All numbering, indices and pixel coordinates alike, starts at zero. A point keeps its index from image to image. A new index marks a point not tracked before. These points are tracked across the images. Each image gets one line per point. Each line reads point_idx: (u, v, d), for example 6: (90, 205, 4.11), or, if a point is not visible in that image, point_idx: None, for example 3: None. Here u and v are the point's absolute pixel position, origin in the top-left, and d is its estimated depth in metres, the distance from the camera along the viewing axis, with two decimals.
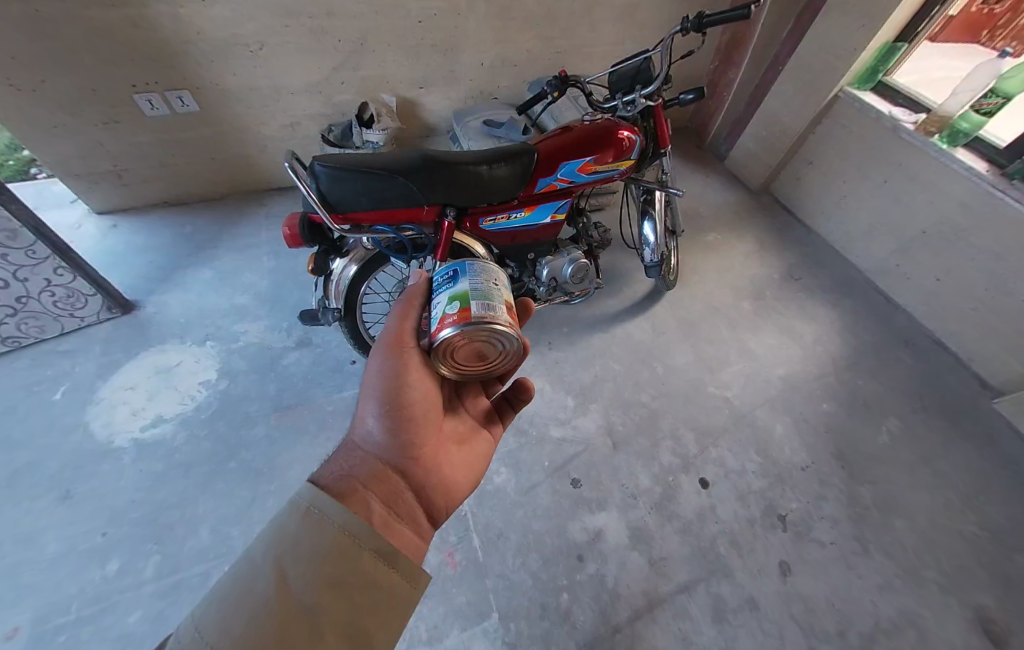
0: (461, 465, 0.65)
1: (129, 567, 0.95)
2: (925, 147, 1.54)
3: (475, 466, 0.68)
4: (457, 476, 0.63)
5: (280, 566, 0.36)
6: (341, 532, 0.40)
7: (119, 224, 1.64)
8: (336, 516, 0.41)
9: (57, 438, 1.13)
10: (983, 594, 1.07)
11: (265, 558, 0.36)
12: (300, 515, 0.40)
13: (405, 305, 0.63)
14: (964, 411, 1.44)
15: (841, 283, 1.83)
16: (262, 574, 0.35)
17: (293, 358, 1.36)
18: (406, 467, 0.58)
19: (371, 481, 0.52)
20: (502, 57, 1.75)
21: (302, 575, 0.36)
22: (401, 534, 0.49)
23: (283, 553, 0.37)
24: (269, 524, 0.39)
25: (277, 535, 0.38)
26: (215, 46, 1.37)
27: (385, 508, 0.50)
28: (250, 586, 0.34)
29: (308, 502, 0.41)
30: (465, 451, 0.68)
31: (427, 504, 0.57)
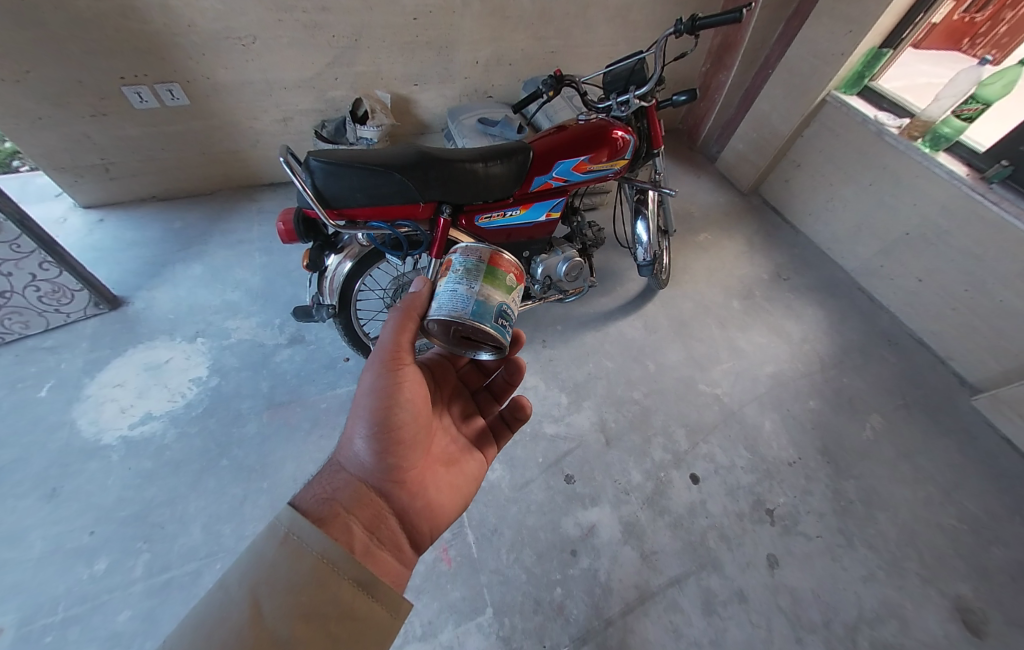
0: (447, 488, 0.67)
1: (118, 566, 0.94)
2: (908, 151, 1.58)
3: (462, 487, 0.70)
4: (443, 499, 0.66)
5: (255, 596, 0.40)
6: (319, 559, 0.44)
7: (105, 219, 1.61)
8: (317, 544, 0.45)
9: (42, 436, 1.10)
10: (961, 584, 1.11)
11: (241, 588, 0.40)
12: (279, 542, 0.44)
13: (401, 320, 0.59)
14: (944, 408, 1.49)
15: (828, 283, 1.87)
16: (239, 604, 0.39)
17: (286, 355, 1.34)
18: (390, 492, 0.59)
19: (354, 506, 0.55)
20: (497, 55, 1.76)
21: (277, 605, 0.40)
22: (380, 560, 0.52)
23: (259, 582, 0.41)
24: (248, 551, 0.43)
25: (257, 563, 0.42)
26: (207, 39, 1.35)
27: (365, 533, 0.53)
28: (226, 615, 0.38)
29: (286, 530, 0.45)
30: (452, 473, 0.70)
31: (409, 530, 0.59)
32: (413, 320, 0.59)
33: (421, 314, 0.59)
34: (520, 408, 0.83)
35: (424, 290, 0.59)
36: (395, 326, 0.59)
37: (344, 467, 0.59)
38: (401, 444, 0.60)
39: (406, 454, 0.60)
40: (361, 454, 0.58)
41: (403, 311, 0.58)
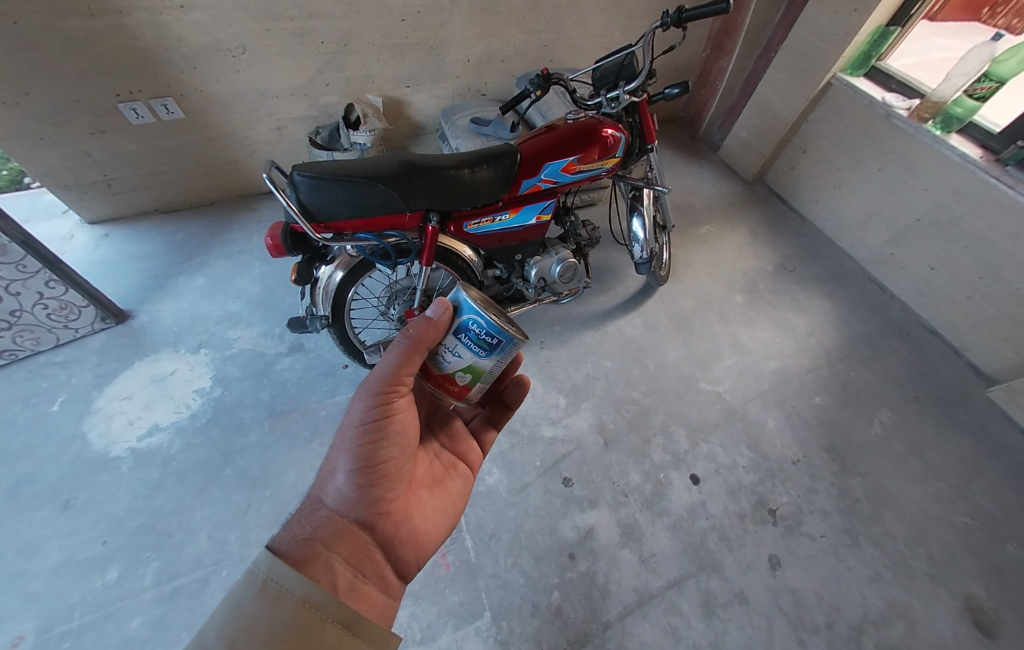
0: (431, 513, 0.68)
1: (129, 574, 0.98)
2: (918, 134, 1.51)
3: (446, 509, 0.71)
4: (426, 526, 0.66)
5: (232, 645, 0.38)
6: (299, 602, 0.44)
7: (111, 233, 1.65)
8: (297, 588, 0.45)
9: (55, 449, 1.15)
10: (973, 583, 1.08)
11: (217, 637, 0.38)
12: (257, 590, 0.43)
13: (404, 351, 0.61)
14: (958, 401, 1.44)
15: (835, 273, 1.82)
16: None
17: (286, 364, 1.37)
18: (374, 523, 0.59)
19: (335, 542, 0.54)
20: (489, 52, 1.73)
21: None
22: (363, 596, 0.52)
23: (238, 630, 0.39)
24: (226, 600, 0.41)
25: (234, 611, 0.41)
26: (197, 52, 1.36)
27: (348, 569, 0.52)
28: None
29: (262, 579, 0.44)
30: (435, 495, 0.71)
31: (392, 559, 0.59)
32: (417, 351, 0.61)
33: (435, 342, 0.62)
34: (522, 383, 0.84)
35: (447, 313, 0.61)
36: (398, 357, 0.61)
37: (323, 503, 0.58)
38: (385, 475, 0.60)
39: (388, 483, 0.61)
40: (342, 487, 0.58)
41: (412, 343, 0.61)
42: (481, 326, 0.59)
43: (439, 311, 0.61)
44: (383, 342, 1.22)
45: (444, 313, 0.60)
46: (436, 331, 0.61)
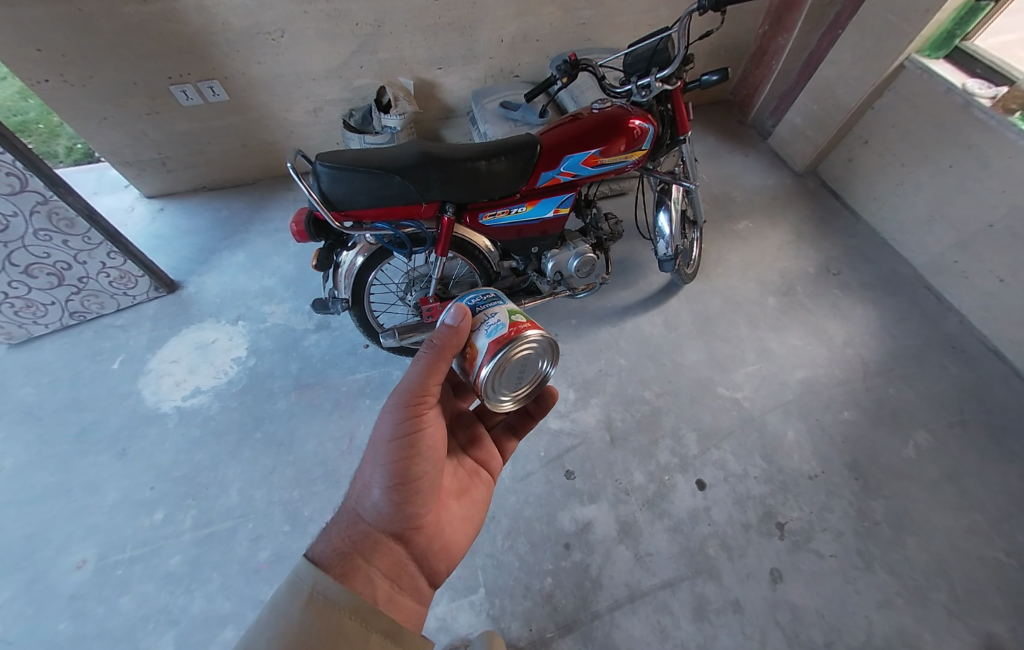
0: (460, 522, 0.69)
1: (172, 517, 1.11)
2: (1001, 127, 1.33)
3: (472, 519, 0.72)
4: (456, 535, 0.67)
5: None
6: (346, 615, 0.42)
7: (165, 207, 1.79)
8: (344, 602, 0.43)
9: (115, 402, 1.30)
10: (996, 622, 1.01)
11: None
12: (304, 606, 0.41)
13: (430, 360, 0.61)
14: (1011, 428, 1.31)
15: (886, 278, 1.67)
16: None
17: (313, 340, 1.45)
18: (409, 536, 0.59)
19: (374, 556, 0.54)
20: (523, 32, 1.68)
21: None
22: (402, 608, 0.52)
23: (289, 639, 0.37)
24: (272, 610, 0.39)
25: (281, 623, 0.38)
26: (239, 36, 1.41)
27: (386, 582, 0.52)
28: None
29: (309, 594, 0.42)
30: (464, 504, 0.73)
31: (426, 572, 0.60)
32: (442, 360, 0.61)
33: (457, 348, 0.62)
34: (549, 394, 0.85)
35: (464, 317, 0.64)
36: (425, 366, 0.60)
37: (360, 517, 0.57)
38: (421, 489, 0.59)
39: (423, 499, 0.60)
40: (378, 502, 0.57)
41: (437, 353, 0.61)
42: (473, 297, 0.69)
43: (455, 317, 0.63)
44: (399, 327, 1.21)
45: (462, 319, 0.62)
46: (458, 337, 0.63)
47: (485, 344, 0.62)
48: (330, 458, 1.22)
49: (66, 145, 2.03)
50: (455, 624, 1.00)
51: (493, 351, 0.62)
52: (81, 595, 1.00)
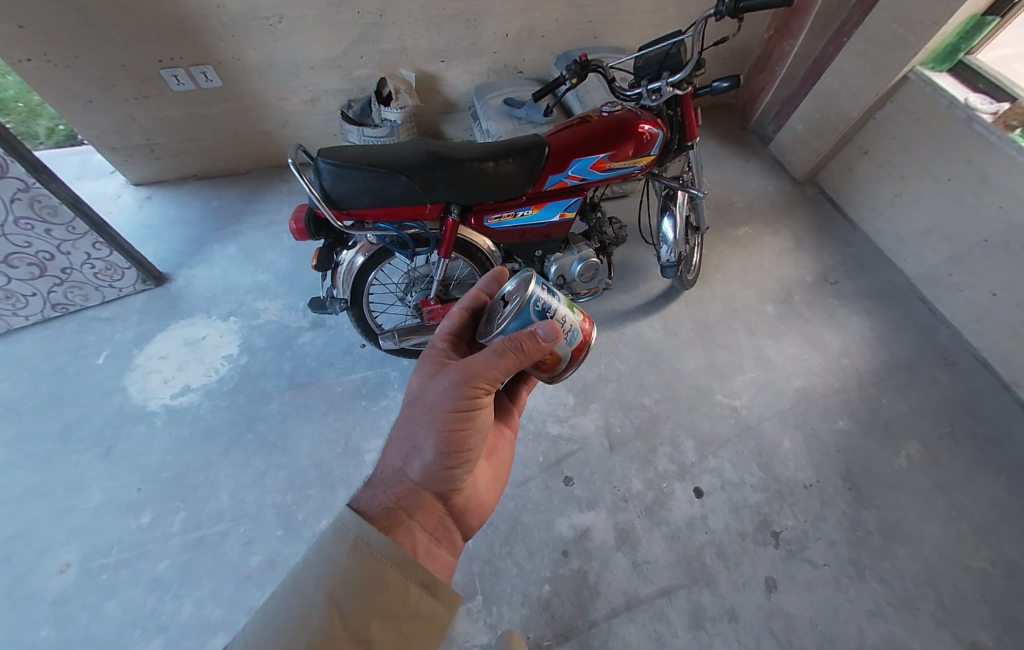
0: (488, 482, 0.73)
1: (160, 521, 1.07)
2: (1001, 143, 1.35)
3: (498, 477, 0.76)
4: (484, 492, 0.71)
5: (333, 599, 0.38)
6: (388, 564, 0.43)
7: (152, 196, 1.72)
8: (387, 552, 0.43)
9: (99, 399, 1.25)
10: (981, 631, 1.04)
11: (318, 589, 0.38)
12: (349, 552, 0.42)
13: (507, 360, 0.55)
14: (998, 440, 1.34)
15: (881, 289, 1.69)
16: (318, 604, 0.37)
17: (308, 338, 1.42)
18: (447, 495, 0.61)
19: (417, 512, 0.55)
20: (529, 28, 1.64)
21: (356, 607, 0.38)
22: (440, 560, 0.54)
23: (335, 584, 0.39)
24: (318, 552, 0.41)
25: (327, 566, 0.40)
26: (235, 20, 1.35)
27: (427, 537, 0.54)
28: (308, 617, 0.36)
29: (354, 541, 0.43)
30: (490, 464, 0.77)
31: (463, 527, 0.63)
32: (522, 363, 0.55)
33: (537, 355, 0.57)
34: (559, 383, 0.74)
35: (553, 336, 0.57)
36: (494, 358, 0.54)
37: (405, 475, 0.57)
38: (469, 458, 0.60)
39: (467, 466, 0.60)
40: (424, 463, 0.57)
41: (514, 347, 0.55)
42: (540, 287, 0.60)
43: (548, 333, 0.55)
44: (398, 329, 1.18)
45: (554, 338, 0.55)
46: (542, 349, 0.56)
47: (568, 354, 0.65)
48: (326, 460, 1.19)
49: (47, 126, 1.94)
50: (452, 632, 0.99)
51: (570, 365, 0.67)
52: (64, 601, 0.96)
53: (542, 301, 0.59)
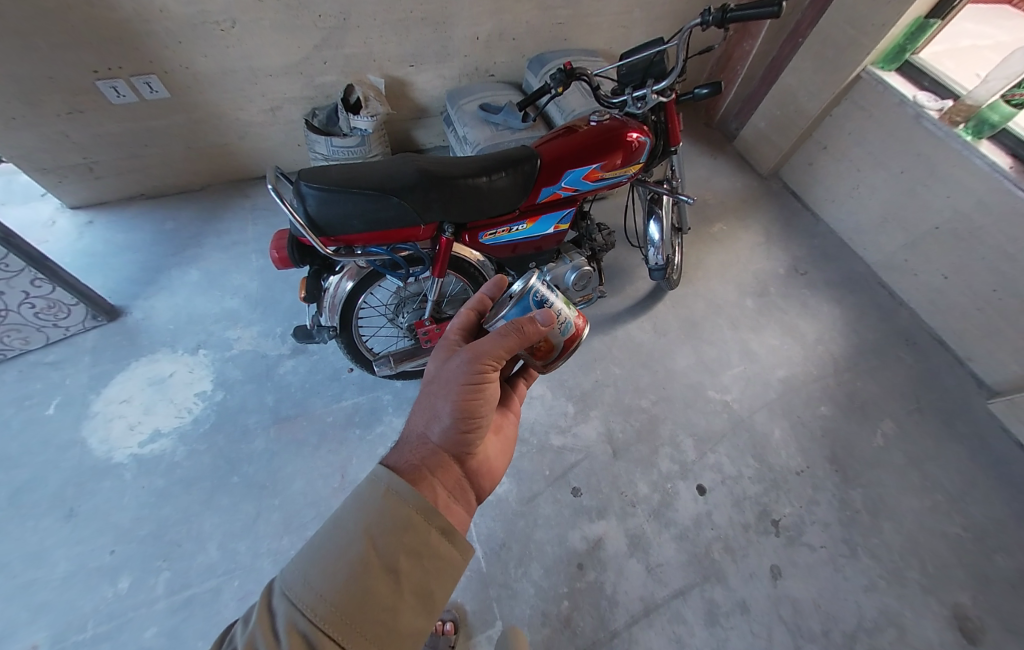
0: (499, 452, 0.66)
1: (141, 585, 0.97)
2: (947, 138, 1.46)
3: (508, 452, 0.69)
4: (500, 463, 0.65)
5: (368, 533, 0.35)
6: (417, 511, 0.38)
7: (95, 220, 1.56)
8: (414, 498, 0.39)
9: (55, 455, 1.11)
10: (961, 592, 1.13)
11: (353, 522, 0.36)
12: (380, 495, 0.38)
13: (512, 340, 0.55)
14: (958, 412, 1.46)
15: (846, 276, 1.79)
16: (355, 539, 0.34)
17: (290, 367, 1.33)
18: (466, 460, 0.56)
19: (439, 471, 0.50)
20: (499, 30, 1.60)
21: (389, 543, 0.35)
22: (457, 517, 0.49)
23: (371, 521, 0.36)
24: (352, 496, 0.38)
25: (361, 504, 0.37)
26: (181, 25, 1.24)
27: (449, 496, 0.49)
28: (346, 547, 0.34)
29: (385, 485, 0.39)
30: (498, 438, 0.69)
31: (478, 489, 0.56)
32: (525, 345, 0.56)
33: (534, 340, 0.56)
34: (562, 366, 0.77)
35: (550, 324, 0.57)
36: (498, 334, 0.54)
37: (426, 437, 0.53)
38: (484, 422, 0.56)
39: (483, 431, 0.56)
40: (444, 425, 0.53)
41: (516, 330, 0.55)
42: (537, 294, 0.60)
43: (546, 319, 0.56)
44: (393, 353, 1.14)
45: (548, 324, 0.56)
46: (542, 335, 0.56)
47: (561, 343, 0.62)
48: (322, 497, 1.12)
49: None
50: None
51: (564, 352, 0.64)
52: None
53: (541, 295, 0.60)
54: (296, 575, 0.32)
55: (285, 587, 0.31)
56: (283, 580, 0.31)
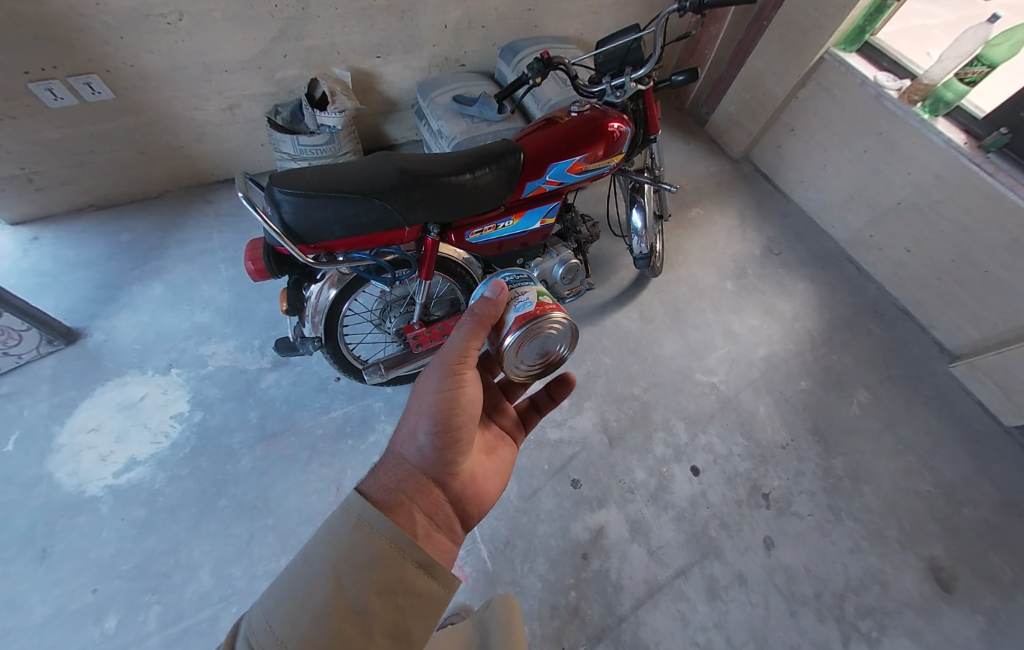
0: (489, 478, 0.63)
1: (128, 622, 0.92)
2: (907, 117, 1.51)
3: (501, 475, 0.67)
4: (487, 487, 0.62)
5: (337, 573, 0.33)
6: (388, 543, 0.37)
7: (40, 236, 1.44)
8: (386, 530, 0.38)
9: (19, 494, 1.03)
10: (935, 545, 1.21)
11: (322, 563, 0.34)
12: (351, 528, 0.37)
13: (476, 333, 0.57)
14: (924, 377, 1.55)
15: (816, 254, 1.86)
16: (321, 578, 0.33)
17: (272, 380, 1.27)
18: (446, 481, 0.53)
19: (416, 493, 0.48)
20: (468, 18, 1.54)
21: (359, 583, 0.33)
22: (441, 547, 0.46)
23: (339, 558, 0.34)
24: (324, 532, 0.37)
25: (332, 541, 0.36)
26: (122, 19, 1.13)
27: (427, 520, 0.47)
28: (311, 589, 0.32)
29: (356, 519, 0.38)
30: (490, 460, 0.67)
31: (463, 515, 0.54)
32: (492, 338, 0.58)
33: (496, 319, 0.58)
34: (565, 382, 0.76)
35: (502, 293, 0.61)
36: (465, 332, 0.57)
37: (404, 458, 0.52)
38: (463, 438, 0.54)
39: (463, 449, 0.54)
40: (422, 443, 0.52)
41: (477, 317, 0.57)
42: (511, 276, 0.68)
43: (496, 291, 0.60)
44: (383, 360, 1.12)
45: (500, 291, 0.60)
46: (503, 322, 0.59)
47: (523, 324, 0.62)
48: (318, 513, 1.09)
49: None
50: None
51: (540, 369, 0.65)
52: None
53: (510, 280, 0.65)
54: (258, 620, 0.29)
55: (246, 629, 0.29)
56: (248, 621, 0.30)
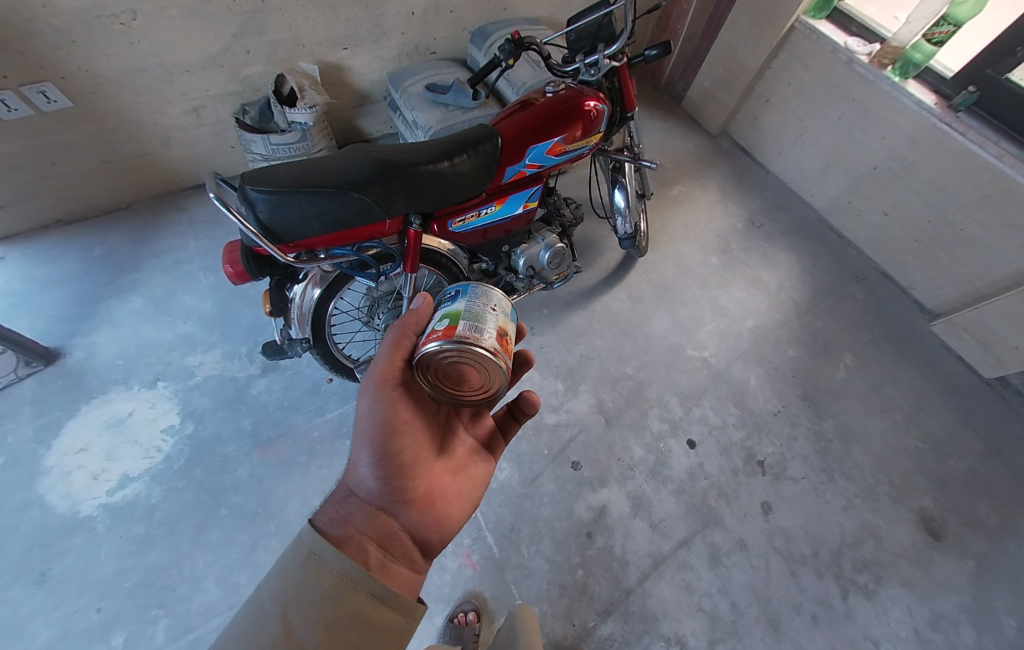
0: (453, 498, 0.61)
1: (137, 638, 0.91)
2: (879, 81, 1.52)
3: (472, 495, 0.64)
4: (451, 509, 0.60)
5: (285, 612, 0.35)
6: (339, 577, 0.40)
7: (6, 255, 1.39)
8: (335, 561, 0.40)
9: (10, 520, 1.01)
10: (924, 497, 1.25)
11: (272, 602, 0.36)
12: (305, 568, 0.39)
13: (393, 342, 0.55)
14: (907, 337, 1.59)
15: (798, 224, 1.88)
16: (270, 619, 0.35)
17: (262, 387, 1.25)
18: (401, 510, 0.54)
19: (368, 526, 0.50)
20: (435, 3, 1.50)
21: (307, 618, 0.35)
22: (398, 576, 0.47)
23: (289, 597, 0.36)
24: (277, 569, 0.39)
25: (282, 579, 0.38)
26: (72, 22, 1.08)
27: (378, 549, 0.47)
28: (258, 628, 0.34)
29: (307, 549, 0.41)
30: (457, 480, 0.63)
31: (422, 545, 0.54)
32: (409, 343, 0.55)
33: (420, 330, 0.55)
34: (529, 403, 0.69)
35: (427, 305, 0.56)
36: (391, 345, 0.55)
37: (354, 489, 0.54)
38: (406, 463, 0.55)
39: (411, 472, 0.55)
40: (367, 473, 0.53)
41: (399, 330, 0.55)
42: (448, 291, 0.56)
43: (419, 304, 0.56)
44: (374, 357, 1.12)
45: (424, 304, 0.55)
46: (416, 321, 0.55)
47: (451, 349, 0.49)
48: None
49: None
50: None
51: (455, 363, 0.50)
52: None
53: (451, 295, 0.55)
54: None
55: None
56: None
